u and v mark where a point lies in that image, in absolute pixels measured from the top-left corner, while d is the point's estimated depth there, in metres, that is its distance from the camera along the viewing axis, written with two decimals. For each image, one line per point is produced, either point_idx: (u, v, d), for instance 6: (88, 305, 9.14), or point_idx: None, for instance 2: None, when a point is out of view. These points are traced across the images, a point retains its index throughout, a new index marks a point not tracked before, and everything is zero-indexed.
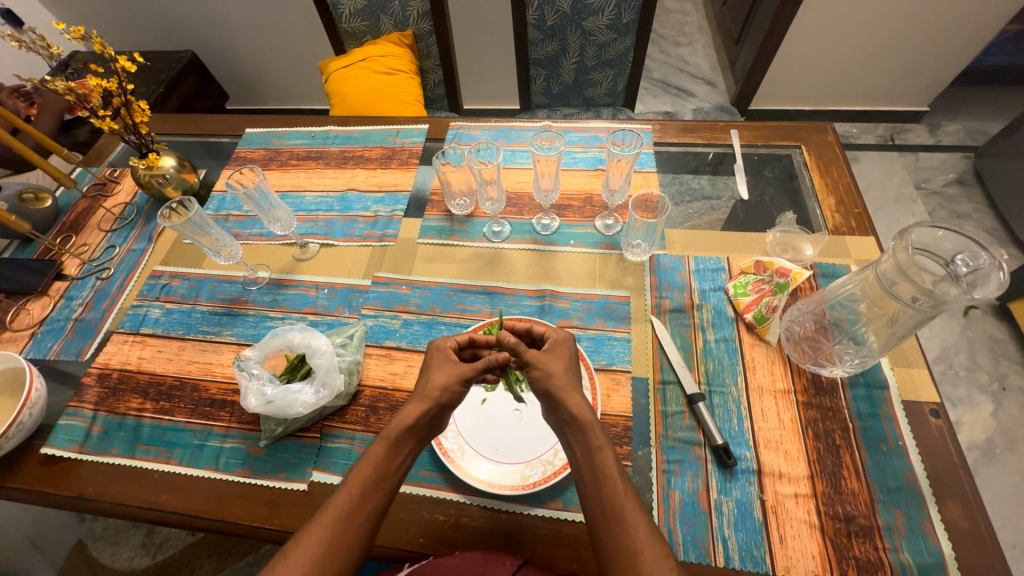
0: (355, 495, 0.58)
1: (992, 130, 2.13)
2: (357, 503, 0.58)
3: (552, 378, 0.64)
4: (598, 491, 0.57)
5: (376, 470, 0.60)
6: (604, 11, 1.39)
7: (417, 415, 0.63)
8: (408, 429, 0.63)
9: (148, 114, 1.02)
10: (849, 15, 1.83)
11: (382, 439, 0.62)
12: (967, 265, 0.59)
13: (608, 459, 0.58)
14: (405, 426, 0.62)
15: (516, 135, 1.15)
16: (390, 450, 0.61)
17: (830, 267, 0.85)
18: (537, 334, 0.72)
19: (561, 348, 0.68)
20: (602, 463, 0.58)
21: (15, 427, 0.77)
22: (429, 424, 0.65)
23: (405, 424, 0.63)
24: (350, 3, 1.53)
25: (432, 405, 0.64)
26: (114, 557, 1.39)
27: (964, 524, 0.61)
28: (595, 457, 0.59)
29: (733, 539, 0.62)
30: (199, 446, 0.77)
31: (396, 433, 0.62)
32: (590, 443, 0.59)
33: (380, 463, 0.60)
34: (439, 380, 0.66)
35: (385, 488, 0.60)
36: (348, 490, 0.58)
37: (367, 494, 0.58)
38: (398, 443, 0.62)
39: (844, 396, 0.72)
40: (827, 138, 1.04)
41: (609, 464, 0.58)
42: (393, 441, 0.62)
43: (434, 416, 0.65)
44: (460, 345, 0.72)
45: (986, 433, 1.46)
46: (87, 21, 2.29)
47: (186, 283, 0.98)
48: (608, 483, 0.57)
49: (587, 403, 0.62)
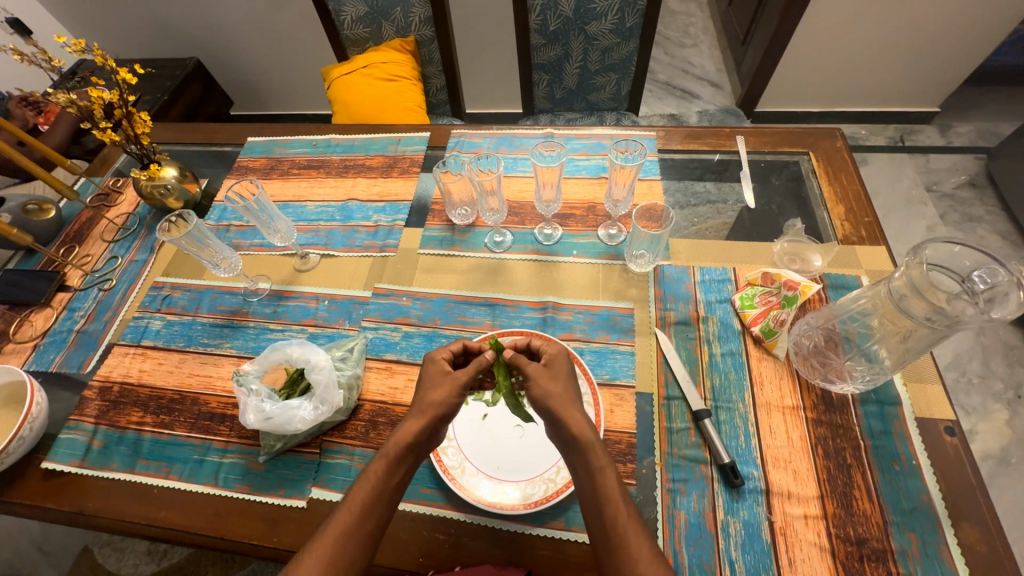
0: (354, 515, 0.57)
1: (1005, 130, 2.08)
2: (358, 522, 0.57)
3: (548, 397, 0.62)
4: (600, 512, 0.56)
5: (376, 488, 0.59)
6: (607, 15, 1.38)
7: (417, 431, 0.62)
8: (408, 446, 0.61)
9: (150, 125, 1.02)
10: (857, 16, 1.80)
11: (382, 457, 0.61)
12: (984, 282, 0.57)
13: (610, 480, 0.57)
14: (405, 442, 0.61)
15: (518, 143, 1.14)
16: (390, 468, 0.60)
17: (840, 278, 0.83)
18: (531, 346, 0.70)
19: (557, 364, 0.66)
20: (603, 482, 0.57)
21: (16, 442, 0.76)
22: (429, 440, 0.64)
23: (406, 441, 0.61)
24: (352, 10, 1.52)
25: (432, 420, 0.63)
26: (119, 564, 1.38)
27: (981, 548, 0.59)
28: (595, 477, 0.57)
29: (741, 562, 0.60)
30: (199, 461, 0.76)
31: (396, 450, 0.61)
32: (591, 462, 0.58)
33: (380, 481, 0.59)
34: (443, 397, 0.64)
35: (385, 506, 0.59)
36: (348, 510, 0.57)
37: (366, 513, 0.57)
38: (398, 461, 0.61)
39: (855, 413, 0.70)
40: (836, 144, 1.02)
41: (611, 484, 0.56)
42: (393, 459, 0.60)
43: (433, 430, 0.64)
44: (454, 355, 0.70)
45: (1001, 442, 1.43)
46: (95, 31, 2.31)
47: (187, 294, 0.98)
48: (609, 505, 0.55)
49: (587, 422, 0.61)
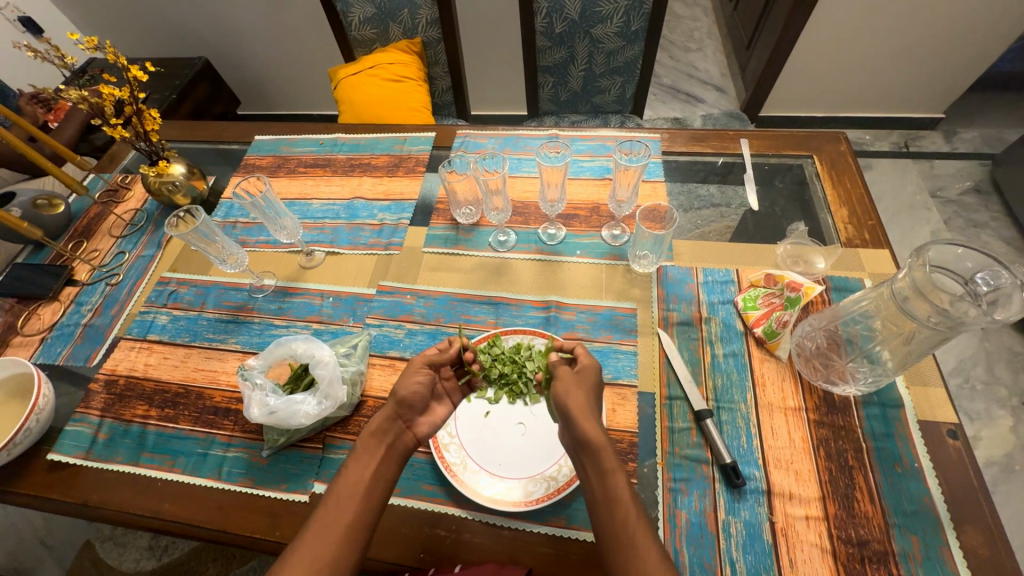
0: (331, 507, 0.58)
1: (1010, 137, 2.08)
2: (336, 515, 0.57)
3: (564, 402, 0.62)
4: (608, 507, 0.56)
5: (351, 479, 0.60)
6: (613, 18, 1.39)
7: (378, 419, 0.65)
8: (372, 435, 0.64)
9: (159, 123, 1.03)
10: (863, 21, 1.81)
11: (353, 451, 0.63)
12: (988, 284, 0.57)
13: (621, 482, 0.57)
14: (368, 430, 0.64)
15: (523, 144, 1.15)
16: (360, 459, 0.62)
17: (843, 280, 0.83)
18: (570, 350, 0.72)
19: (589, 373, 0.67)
20: (613, 485, 0.57)
21: (22, 433, 0.77)
22: (397, 429, 0.66)
23: (370, 430, 0.65)
24: (360, 11, 1.54)
25: (394, 405, 0.66)
26: (121, 559, 1.39)
27: (983, 551, 0.59)
28: (607, 479, 0.57)
29: (742, 562, 0.60)
30: (203, 455, 0.77)
31: (362, 442, 0.64)
32: (602, 462, 0.58)
33: (352, 470, 0.61)
34: (409, 385, 0.67)
35: (364, 497, 0.59)
36: (327, 505, 0.58)
37: (342, 502, 0.58)
38: (367, 451, 0.63)
39: (857, 415, 0.70)
40: (840, 148, 1.03)
41: (621, 486, 0.56)
42: (359, 448, 0.63)
43: (399, 420, 0.66)
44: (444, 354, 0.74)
45: (1005, 449, 1.42)
46: (107, 31, 2.34)
47: (193, 290, 0.99)
48: (620, 507, 0.55)
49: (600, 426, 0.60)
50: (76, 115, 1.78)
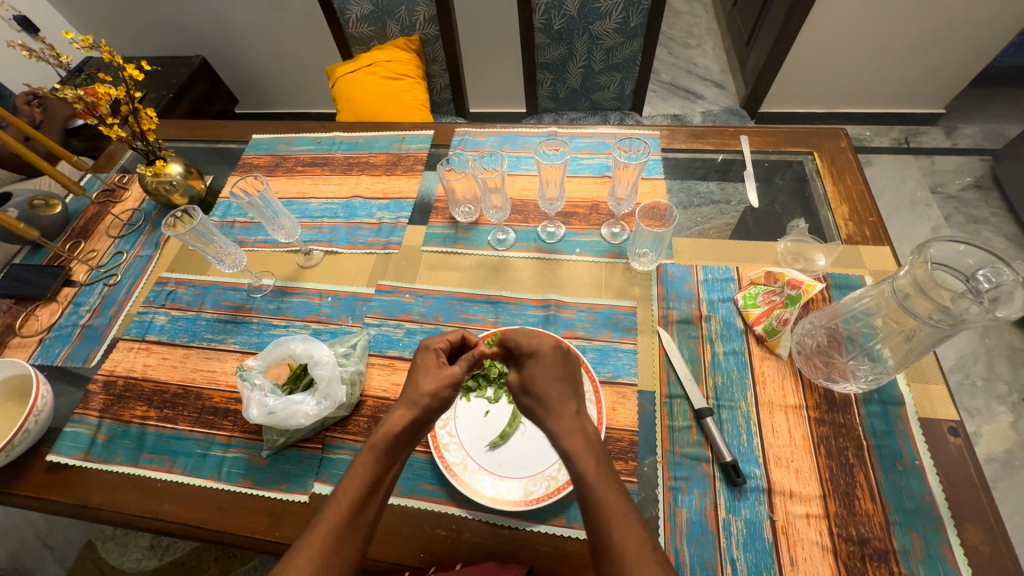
0: (345, 509, 0.55)
1: (1011, 132, 2.07)
2: (349, 517, 0.55)
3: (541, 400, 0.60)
4: (586, 506, 0.53)
5: (367, 482, 0.58)
6: (612, 15, 1.38)
7: (405, 421, 0.61)
8: (395, 437, 0.60)
9: (156, 122, 1.02)
10: (862, 17, 1.80)
11: (369, 450, 0.59)
12: (989, 281, 0.57)
13: (602, 475, 0.54)
14: (393, 432, 0.60)
15: (521, 142, 1.14)
16: (378, 460, 0.59)
17: (843, 278, 0.83)
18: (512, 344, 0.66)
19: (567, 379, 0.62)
20: (595, 479, 0.53)
21: (21, 434, 0.77)
22: (417, 429, 0.63)
23: (393, 432, 0.60)
24: (357, 9, 1.53)
25: (424, 412, 0.63)
26: (122, 558, 1.39)
27: (984, 548, 0.59)
28: (584, 475, 0.54)
29: (742, 560, 0.60)
30: (202, 455, 0.77)
31: (384, 441, 0.60)
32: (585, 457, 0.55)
33: (368, 473, 0.58)
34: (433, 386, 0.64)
35: (375, 499, 0.58)
36: (337, 506, 0.55)
37: (356, 506, 0.56)
38: (385, 451, 0.60)
39: (858, 413, 0.70)
40: (841, 145, 1.02)
41: (599, 485, 0.53)
42: (382, 450, 0.59)
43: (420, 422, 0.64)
44: (449, 346, 0.71)
45: (1005, 445, 1.42)
46: (104, 30, 2.33)
47: (191, 290, 0.99)
48: (596, 507, 0.52)
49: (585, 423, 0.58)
50: (60, 114, 1.75)
